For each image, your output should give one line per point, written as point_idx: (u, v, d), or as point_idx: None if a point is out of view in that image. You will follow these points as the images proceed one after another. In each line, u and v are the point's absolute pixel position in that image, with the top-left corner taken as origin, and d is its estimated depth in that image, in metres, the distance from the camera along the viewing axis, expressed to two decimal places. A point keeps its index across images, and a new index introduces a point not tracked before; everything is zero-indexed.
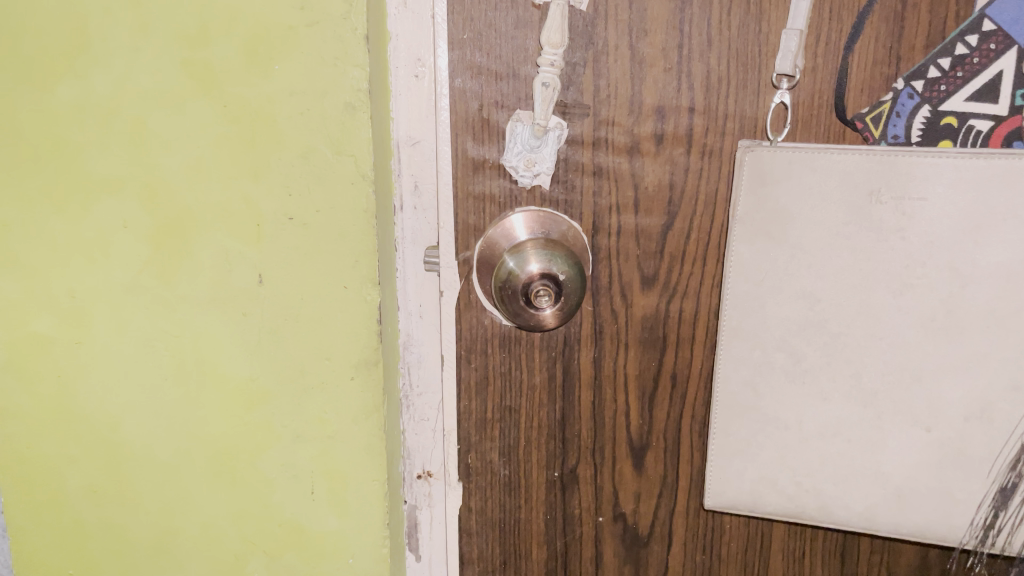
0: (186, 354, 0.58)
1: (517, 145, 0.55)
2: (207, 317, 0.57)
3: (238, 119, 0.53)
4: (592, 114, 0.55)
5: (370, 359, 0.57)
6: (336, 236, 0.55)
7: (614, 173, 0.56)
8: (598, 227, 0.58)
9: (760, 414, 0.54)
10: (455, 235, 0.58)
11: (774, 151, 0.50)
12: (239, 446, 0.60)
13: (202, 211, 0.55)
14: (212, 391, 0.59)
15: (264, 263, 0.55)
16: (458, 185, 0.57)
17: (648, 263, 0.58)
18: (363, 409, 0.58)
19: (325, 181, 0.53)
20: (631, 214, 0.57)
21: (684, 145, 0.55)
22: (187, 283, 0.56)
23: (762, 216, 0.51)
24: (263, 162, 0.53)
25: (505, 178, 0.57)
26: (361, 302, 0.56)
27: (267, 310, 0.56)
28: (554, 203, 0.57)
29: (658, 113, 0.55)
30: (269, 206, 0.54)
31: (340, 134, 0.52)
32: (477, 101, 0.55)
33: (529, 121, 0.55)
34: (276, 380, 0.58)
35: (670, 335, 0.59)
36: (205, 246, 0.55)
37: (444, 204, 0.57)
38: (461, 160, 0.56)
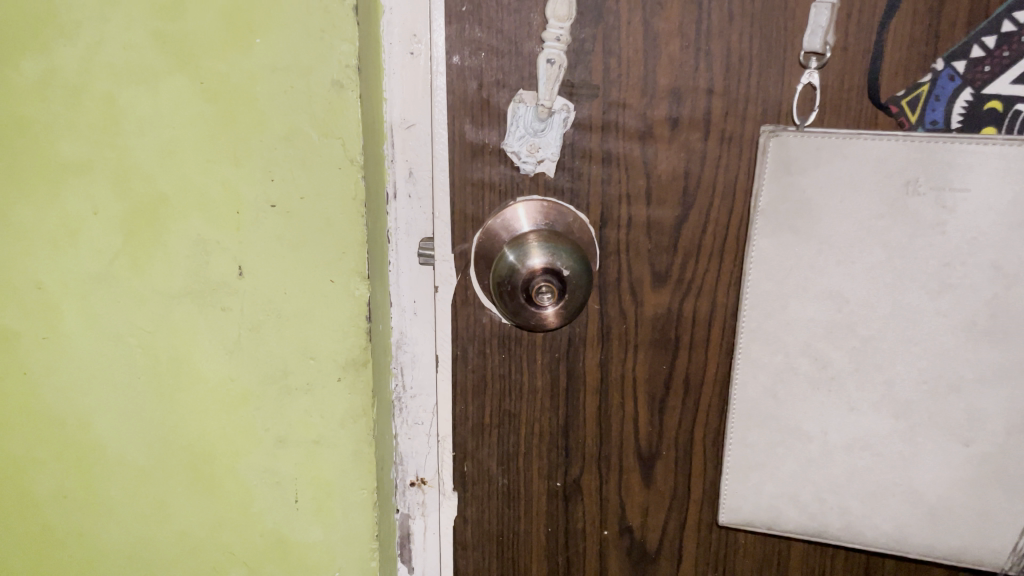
0: (160, 352, 0.54)
1: (519, 128, 0.51)
2: (183, 312, 0.53)
3: (216, 97, 0.48)
4: (601, 95, 0.51)
5: (358, 359, 0.52)
6: (322, 225, 0.50)
7: (625, 160, 0.52)
8: (607, 219, 0.53)
9: (781, 424, 0.50)
10: (451, 226, 0.54)
11: (801, 137, 0.46)
12: (217, 451, 0.56)
13: (176, 197, 0.51)
14: (189, 391, 0.55)
15: (245, 255, 0.51)
16: (455, 172, 0.53)
17: (659, 258, 0.53)
18: (351, 413, 0.53)
19: (310, 165, 0.49)
20: (642, 205, 0.53)
21: (701, 130, 0.51)
22: (161, 275, 0.52)
23: (787, 208, 0.47)
24: (242, 145, 0.49)
25: (505, 165, 0.52)
26: (349, 297, 0.51)
27: (248, 305, 0.52)
28: (560, 192, 0.53)
29: (673, 96, 0.50)
30: (249, 193, 0.50)
31: (327, 115, 0.47)
32: (476, 80, 0.50)
33: (533, 102, 0.50)
34: (257, 381, 0.54)
35: (682, 337, 0.55)
36: (180, 235, 0.51)
37: (439, 193, 0.53)
38: (459, 143, 0.52)
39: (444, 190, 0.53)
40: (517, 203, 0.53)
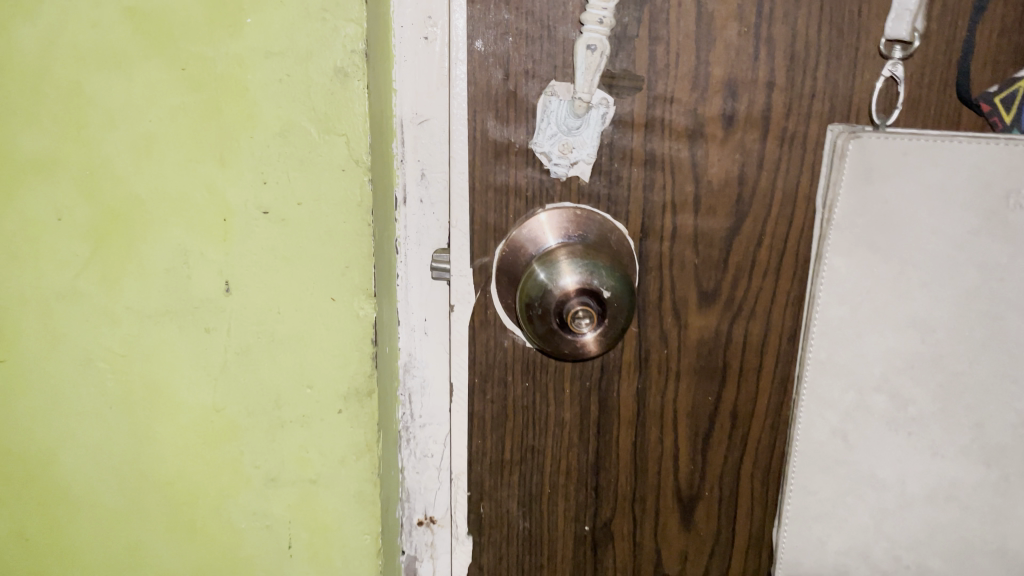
0: (134, 378, 0.47)
1: (550, 125, 0.44)
2: (160, 332, 0.46)
3: (200, 86, 0.41)
4: (645, 88, 0.44)
5: (363, 389, 0.46)
6: (321, 236, 0.43)
7: (670, 163, 0.45)
8: (648, 230, 0.46)
9: (851, 471, 0.43)
10: (470, 236, 0.47)
11: (886, 140, 0.39)
12: (200, 490, 0.49)
13: (154, 202, 0.44)
14: (168, 423, 0.48)
15: (232, 268, 0.44)
16: (476, 174, 0.46)
17: (707, 276, 0.47)
18: (353, 449, 0.47)
19: (309, 166, 0.42)
20: (690, 214, 0.46)
21: (759, 129, 0.44)
22: (136, 291, 0.45)
23: (865, 222, 0.40)
24: (230, 142, 0.42)
25: (533, 168, 0.45)
26: (352, 317, 0.44)
27: (236, 326, 0.45)
28: (595, 200, 0.46)
29: (728, 89, 0.44)
30: (237, 197, 0.43)
31: (329, 108, 0.41)
32: (502, 69, 0.43)
33: (567, 96, 0.43)
34: (246, 412, 0.47)
35: (730, 364, 0.48)
36: (158, 246, 0.44)
37: (457, 198, 0.46)
38: (481, 142, 0.45)
39: (462, 196, 0.46)
40: (545, 211, 0.46)
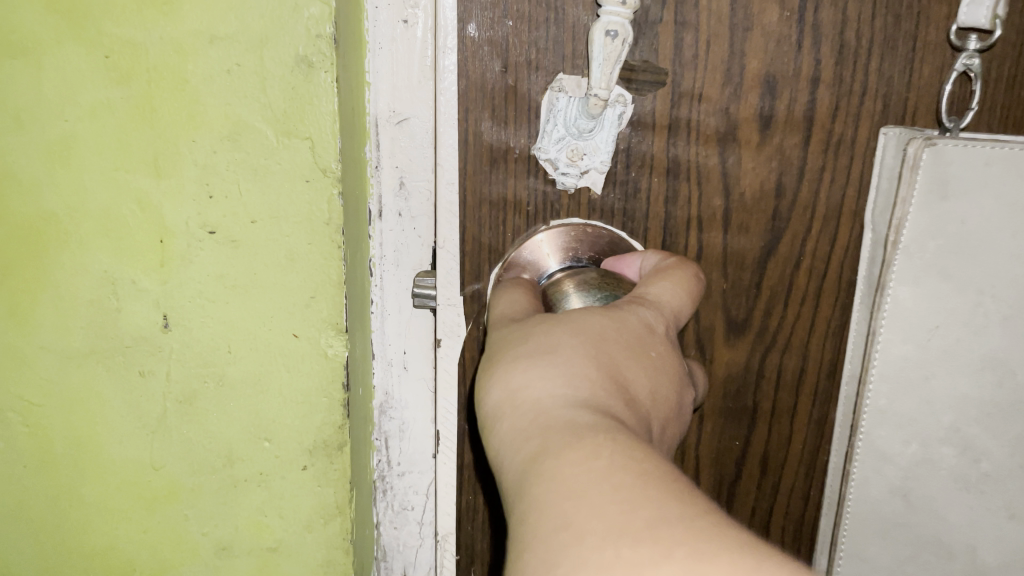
0: (54, 432, 0.39)
1: (557, 127, 0.37)
2: (85, 377, 0.38)
3: (127, 78, 0.33)
4: (670, 84, 0.37)
5: (331, 442, 0.38)
6: (282, 260, 0.36)
7: (696, 172, 0.38)
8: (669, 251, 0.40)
9: (913, 535, 0.37)
10: (461, 258, 0.40)
11: (966, 147, 0.33)
12: (136, 562, 0.41)
13: (74, 220, 0.36)
14: (94, 485, 0.39)
15: (172, 300, 0.36)
16: (469, 183, 0.38)
17: (735, 304, 0.40)
18: (320, 511, 0.39)
19: (265, 177, 0.35)
20: (719, 232, 0.39)
21: (800, 133, 0.37)
22: (53, 329, 0.37)
23: (939, 245, 0.34)
24: (166, 147, 0.34)
25: (533, 179, 0.38)
26: (320, 357, 0.37)
27: (178, 369, 0.38)
28: (608, 215, 0.39)
29: (766, 85, 0.37)
30: (177, 214, 0.35)
31: (288, 106, 0.33)
32: (499, 59, 0.36)
33: (577, 91, 0.36)
34: (190, 470, 0.39)
35: (761, 404, 0.42)
36: (80, 274, 0.36)
37: (443, 214, 0.39)
38: (476, 147, 0.38)
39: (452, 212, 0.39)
40: (546, 228, 0.39)
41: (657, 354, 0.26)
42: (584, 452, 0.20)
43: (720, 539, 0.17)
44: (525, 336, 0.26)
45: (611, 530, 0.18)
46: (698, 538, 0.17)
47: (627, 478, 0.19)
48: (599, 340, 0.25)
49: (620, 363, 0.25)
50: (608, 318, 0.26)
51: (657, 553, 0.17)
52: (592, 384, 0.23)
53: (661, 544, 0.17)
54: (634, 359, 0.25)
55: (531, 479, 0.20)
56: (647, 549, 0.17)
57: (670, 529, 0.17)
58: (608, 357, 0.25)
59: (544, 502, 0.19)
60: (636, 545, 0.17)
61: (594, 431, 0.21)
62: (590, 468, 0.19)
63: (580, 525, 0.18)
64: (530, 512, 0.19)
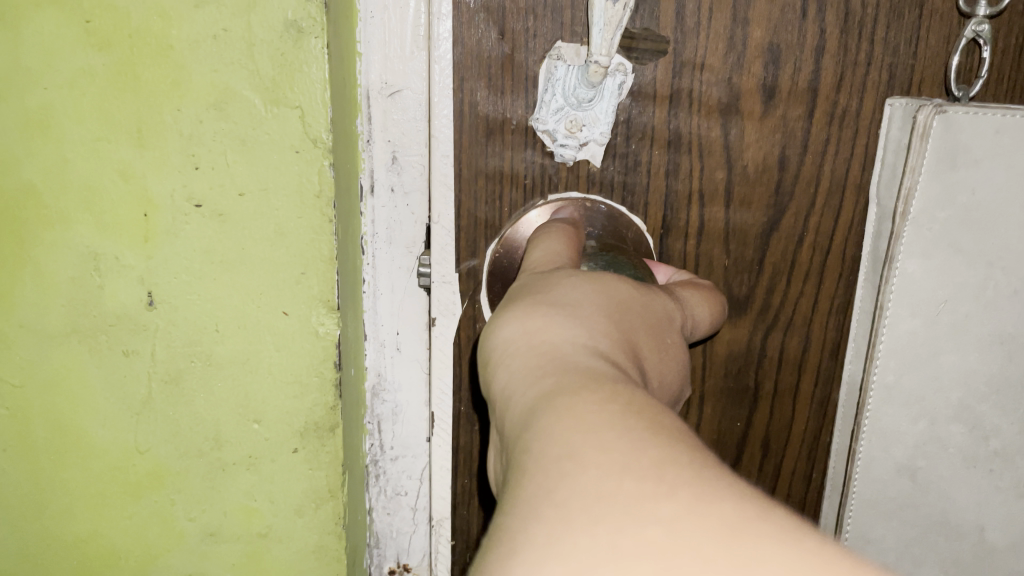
0: (34, 415, 0.37)
1: (555, 97, 0.36)
2: (67, 359, 0.36)
3: (109, 44, 0.32)
4: (670, 53, 0.36)
5: (323, 423, 0.37)
6: (270, 235, 0.35)
7: (697, 145, 0.38)
8: (670, 226, 0.39)
9: (920, 515, 0.36)
10: (457, 233, 0.39)
11: (976, 114, 0.32)
12: (120, 550, 0.39)
13: (54, 193, 0.34)
14: (77, 470, 0.38)
15: (157, 277, 0.35)
16: (465, 156, 0.37)
17: (737, 280, 0.40)
18: (312, 496, 0.38)
19: (252, 147, 0.33)
20: (720, 206, 0.39)
21: (803, 104, 0.37)
22: (32, 308, 0.36)
23: (947, 217, 0.34)
24: (150, 116, 0.33)
25: (529, 152, 0.37)
26: (310, 336, 0.36)
27: (163, 349, 0.36)
28: (608, 189, 0.38)
29: (770, 54, 0.36)
30: (161, 186, 0.34)
31: (277, 74, 0.32)
32: (496, 26, 0.35)
33: (576, 60, 0.36)
34: (177, 454, 0.38)
35: (762, 383, 0.41)
36: (61, 250, 0.35)
37: (438, 187, 0.38)
38: (473, 119, 0.37)
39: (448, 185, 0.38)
40: (544, 203, 0.38)
41: (672, 341, 0.26)
42: (600, 395, 0.19)
43: (732, 489, 0.15)
44: (549, 287, 0.25)
45: (615, 464, 0.16)
46: (706, 484, 0.15)
47: (640, 423, 0.17)
48: (623, 309, 0.24)
49: (639, 337, 0.24)
50: (637, 292, 0.26)
51: (658, 491, 0.15)
52: (611, 343, 0.22)
53: (663, 484, 0.15)
54: (650, 339, 0.25)
55: (537, 415, 0.19)
56: (649, 486, 0.15)
57: (676, 470, 0.16)
58: (630, 327, 0.24)
59: (550, 433, 0.18)
60: (639, 479, 0.16)
61: (608, 381, 0.19)
62: (606, 408, 0.18)
63: (584, 456, 0.17)
64: (534, 441, 0.18)
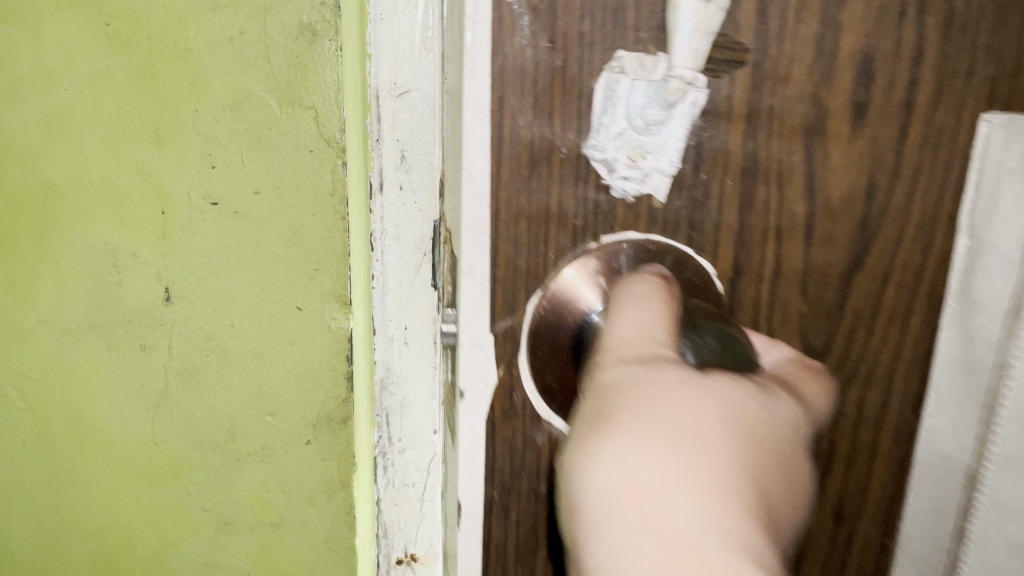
0: (54, 407, 0.38)
1: (616, 118, 0.25)
2: (85, 354, 0.37)
3: (127, 47, 0.33)
4: (752, 64, 0.24)
5: (336, 416, 0.39)
6: (284, 232, 0.36)
7: (776, 169, 0.25)
8: (743, 265, 0.27)
9: None
10: (492, 285, 0.27)
11: None
12: (136, 540, 0.40)
13: (72, 192, 0.35)
14: (95, 462, 0.39)
15: (173, 273, 0.36)
16: (503, 188, 0.25)
17: (813, 331, 0.27)
18: (324, 486, 0.40)
19: (266, 146, 0.34)
20: (799, 242, 0.26)
21: (898, 120, 0.25)
22: (51, 303, 0.37)
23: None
24: (168, 116, 0.34)
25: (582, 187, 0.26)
26: (323, 330, 0.37)
27: (178, 343, 0.37)
28: (671, 227, 0.26)
29: (864, 66, 0.25)
30: (178, 184, 0.35)
31: (291, 75, 0.33)
32: (546, 31, 0.24)
33: (641, 72, 0.24)
34: (192, 446, 0.39)
35: (836, 444, 0.28)
36: (80, 247, 0.36)
37: (467, 231, 0.26)
38: (515, 140, 0.25)
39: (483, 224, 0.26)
40: (598, 245, 0.26)
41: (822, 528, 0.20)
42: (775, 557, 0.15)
43: None
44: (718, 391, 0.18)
45: None
46: None
47: None
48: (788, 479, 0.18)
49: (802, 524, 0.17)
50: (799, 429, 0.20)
51: None
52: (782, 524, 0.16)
53: None
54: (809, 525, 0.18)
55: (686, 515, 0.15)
56: None
57: None
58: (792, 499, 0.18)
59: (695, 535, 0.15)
60: None
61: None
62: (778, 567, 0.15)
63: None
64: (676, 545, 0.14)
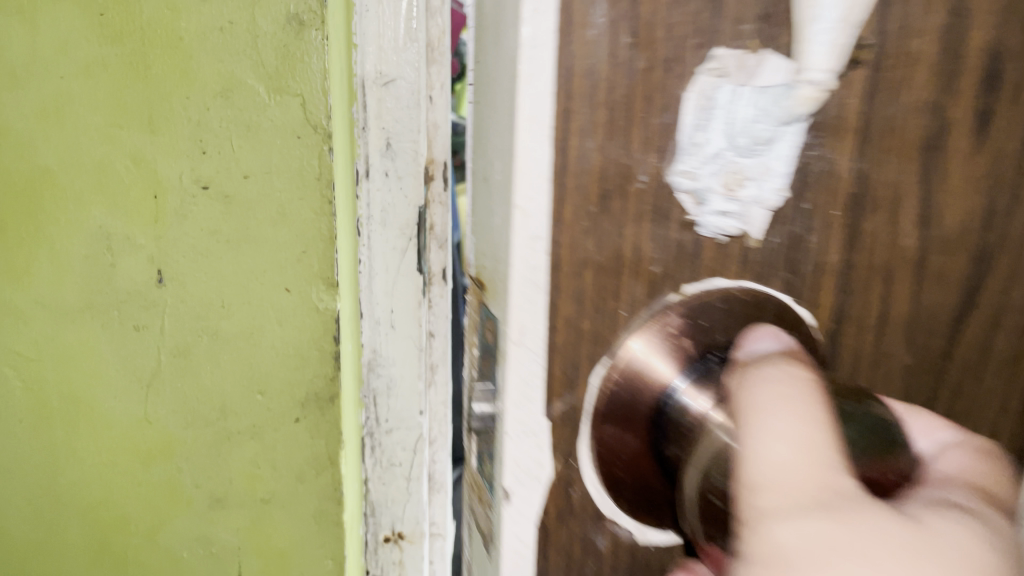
0: (50, 386, 0.39)
1: (712, 135, 0.18)
2: (81, 335, 0.39)
3: (122, 36, 0.34)
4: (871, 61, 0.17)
5: (324, 394, 0.40)
6: (272, 216, 0.37)
7: (891, 199, 0.18)
8: (848, 312, 0.19)
9: None
10: (546, 356, 0.21)
11: None
12: (130, 516, 0.42)
13: (68, 176, 0.36)
14: (90, 440, 0.40)
15: (166, 255, 0.37)
16: (565, 232, 0.20)
17: (916, 390, 0.20)
18: (313, 462, 0.41)
19: (255, 132, 0.36)
20: (908, 281, 0.19)
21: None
22: (47, 285, 0.38)
23: None
24: (160, 102, 0.35)
25: (663, 230, 0.19)
26: (311, 311, 0.39)
27: (171, 324, 0.38)
28: (766, 268, 0.19)
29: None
30: (170, 169, 0.36)
31: (279, 64, 0.35)
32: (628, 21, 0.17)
33: (744, 74, 0.17)
34: (185, 423, 0.40)
35: None
36: (75, 229, 0.37)
37: (517, 286, 0.21)
38: (578, 168, 0.19)
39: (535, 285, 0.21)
40: (681, 297, 0.19)
41: None
42: None
43: None
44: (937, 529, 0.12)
45: None
46: None
47: None
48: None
49: None
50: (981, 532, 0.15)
51: None
52: None
53: None
54: None
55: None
56: None
57: None
58: None
59: None
60: None
61: None
62: None
63: None
64: None
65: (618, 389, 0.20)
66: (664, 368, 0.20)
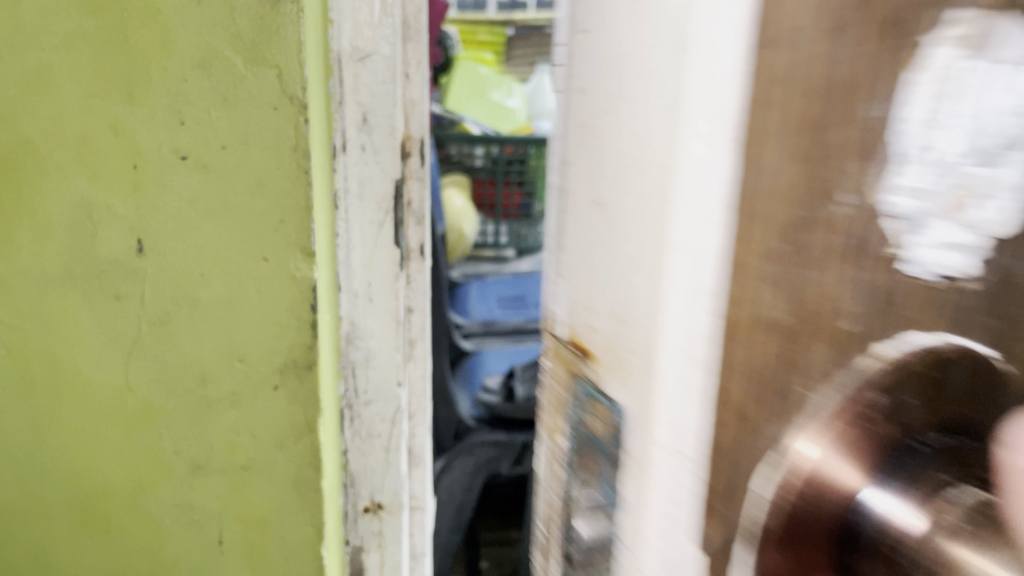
0: (32, 357, 0.40)
1: (963, 127, 0.09)
2: (63, 305, 0.39)
3: (102, 9, 0.35)
4: None
5: (301, 362, 0.41)
6: (250, 186, 0.38)
7: None
8: None
9: None
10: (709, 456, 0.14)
11: None
12: (112, 484, 0.42)
13: (50, 148, 0.37)
14: (73, 409, 0.41)
15: (146, 225, 0.38)
16: (741, 283, 0.14)
17: None
18: (292, 430, 0.42)
19: (232, 103, 0.37)
20: None
21: None
22: (29, 255, 0.38)
23: None
24: (140, 74, 0.36)
25: (867, 268, 0.11)
26: (288, 279, 0.39)
27: (151, 292, 0.39)
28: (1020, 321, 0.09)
29: None
30: (149, 139, 0.37)
31: (256, 35, 0.36)
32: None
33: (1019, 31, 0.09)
34: (166, 391, 0.41)
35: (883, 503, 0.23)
36: (57, 200, 0.38)
37: (674, 371, 0.15)
38: (765, 194, 0.13)
39: (685, 363, 0.15)
40: (882, 362, 0.10)
41: None
42: None
43: None
44: None
45: None
46: None
47: None
48: None
49: None
50: None
51: None
52: None
53: None
54: None
55: None
56: None
57: None
58: None
59: None
60: None
61: None
62: None
63: None
64: None
65: (794, 490, 0.10)
66: (845, 468, 0.10)
